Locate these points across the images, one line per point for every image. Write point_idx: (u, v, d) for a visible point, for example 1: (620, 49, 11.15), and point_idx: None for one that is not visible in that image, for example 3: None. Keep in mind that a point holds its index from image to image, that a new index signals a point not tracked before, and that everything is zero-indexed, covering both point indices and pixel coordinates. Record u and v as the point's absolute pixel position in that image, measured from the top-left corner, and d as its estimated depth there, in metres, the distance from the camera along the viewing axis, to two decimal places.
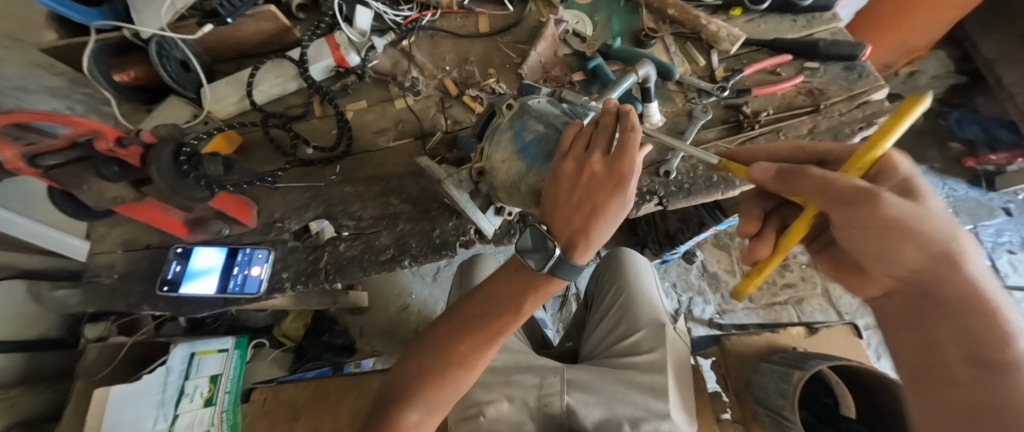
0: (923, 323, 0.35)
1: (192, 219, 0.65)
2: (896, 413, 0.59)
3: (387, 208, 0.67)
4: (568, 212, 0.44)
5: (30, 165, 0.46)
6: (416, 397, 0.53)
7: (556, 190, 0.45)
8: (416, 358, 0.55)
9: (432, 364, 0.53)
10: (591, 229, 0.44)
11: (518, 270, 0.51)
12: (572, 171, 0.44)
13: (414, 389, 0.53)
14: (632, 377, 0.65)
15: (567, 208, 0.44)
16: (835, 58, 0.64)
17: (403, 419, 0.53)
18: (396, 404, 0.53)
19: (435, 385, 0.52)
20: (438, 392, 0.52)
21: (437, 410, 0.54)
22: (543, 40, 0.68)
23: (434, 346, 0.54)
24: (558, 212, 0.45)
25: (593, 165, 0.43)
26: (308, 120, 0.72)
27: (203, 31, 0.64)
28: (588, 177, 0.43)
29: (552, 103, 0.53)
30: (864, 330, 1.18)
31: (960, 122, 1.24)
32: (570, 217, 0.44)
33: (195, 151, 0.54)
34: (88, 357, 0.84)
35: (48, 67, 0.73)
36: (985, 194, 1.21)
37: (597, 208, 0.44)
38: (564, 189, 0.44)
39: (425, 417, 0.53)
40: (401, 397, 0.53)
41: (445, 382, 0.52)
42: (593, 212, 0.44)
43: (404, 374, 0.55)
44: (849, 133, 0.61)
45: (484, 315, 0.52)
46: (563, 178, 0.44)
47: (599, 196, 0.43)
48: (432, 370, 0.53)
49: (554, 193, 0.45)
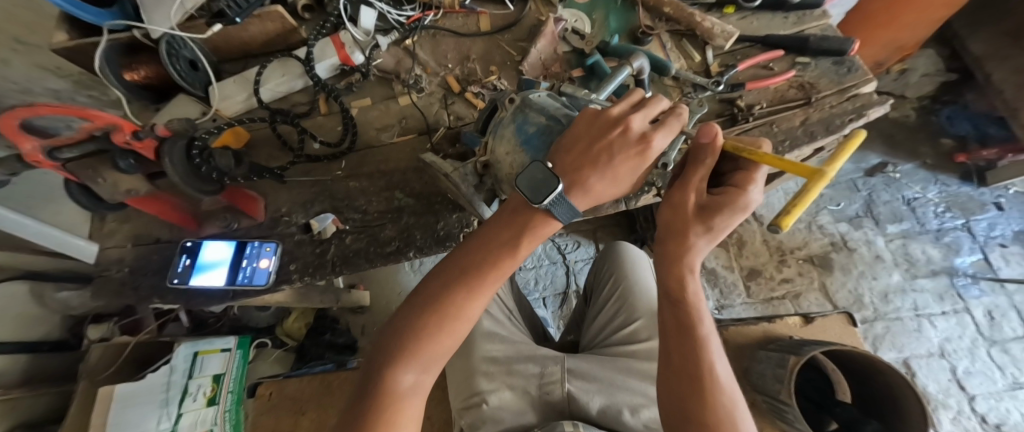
0: (672, 342, 0.45)
1: (201, 212, 0.69)
2: (890, 396, 0.63)
3: (392, 202, 0.69)
4: (582, 159, 0.44)
5: (48, 157, 0.47)
6: (411, 353, 0.44)
7: (579, 135, 0.45)
8: (404, 317, 0.46)
9: (426, 320, 0.45)
10: (592, 180, 0.43)
11: (514, 208, 0.47)
12: (607, 122, 0.44)
13: (403, 347, 0.44)
14: (631, 364, 0.68)
15: (582, 153, 0.44)
16: (825, 52, 0.67)
17: (395, 383, 0.44)
18: (386, 367, 0.44)
19: (429, 339, 0.45)
20: (435, 347, 0.45)
21: (432, 367, 0.46)
22: (543, 37, 0.70)
23: (424, 299, 0.46)
24: (572, 154, 0.44)
25: (631, 123, 0.43)
26: (314, 118, 0.74)
27: (212, 31, 0.67)
28: (620, 132, 0.43)
29: (552, 97, 0.55)
30: (861, 323, 1.20)
31: (952, 118, 1.35)
32: (576, 162, 0.44)
33: (206, 145, 0.57)
34: (91, 358, 0.84)
35: (55, 69, 0.75)
36: (977, 188, 1.30)
37: (610, 163, 0.43)
38: (590, 135, 0.45)
39: (421, 378, 0.45)
40: (388, 357, 0.45)
41: (442, 335, 0.45)
42: (606, 166, 0.43)
43: (391, 330, 0.46)
44: (840, 125, 0.62)
45: (477, 263, 0.46)
46: (597, 127, 0.45)
47: (621, 152, 0.43)
48: (425, 326, 0.45)
49: (575, 135, 0.45)
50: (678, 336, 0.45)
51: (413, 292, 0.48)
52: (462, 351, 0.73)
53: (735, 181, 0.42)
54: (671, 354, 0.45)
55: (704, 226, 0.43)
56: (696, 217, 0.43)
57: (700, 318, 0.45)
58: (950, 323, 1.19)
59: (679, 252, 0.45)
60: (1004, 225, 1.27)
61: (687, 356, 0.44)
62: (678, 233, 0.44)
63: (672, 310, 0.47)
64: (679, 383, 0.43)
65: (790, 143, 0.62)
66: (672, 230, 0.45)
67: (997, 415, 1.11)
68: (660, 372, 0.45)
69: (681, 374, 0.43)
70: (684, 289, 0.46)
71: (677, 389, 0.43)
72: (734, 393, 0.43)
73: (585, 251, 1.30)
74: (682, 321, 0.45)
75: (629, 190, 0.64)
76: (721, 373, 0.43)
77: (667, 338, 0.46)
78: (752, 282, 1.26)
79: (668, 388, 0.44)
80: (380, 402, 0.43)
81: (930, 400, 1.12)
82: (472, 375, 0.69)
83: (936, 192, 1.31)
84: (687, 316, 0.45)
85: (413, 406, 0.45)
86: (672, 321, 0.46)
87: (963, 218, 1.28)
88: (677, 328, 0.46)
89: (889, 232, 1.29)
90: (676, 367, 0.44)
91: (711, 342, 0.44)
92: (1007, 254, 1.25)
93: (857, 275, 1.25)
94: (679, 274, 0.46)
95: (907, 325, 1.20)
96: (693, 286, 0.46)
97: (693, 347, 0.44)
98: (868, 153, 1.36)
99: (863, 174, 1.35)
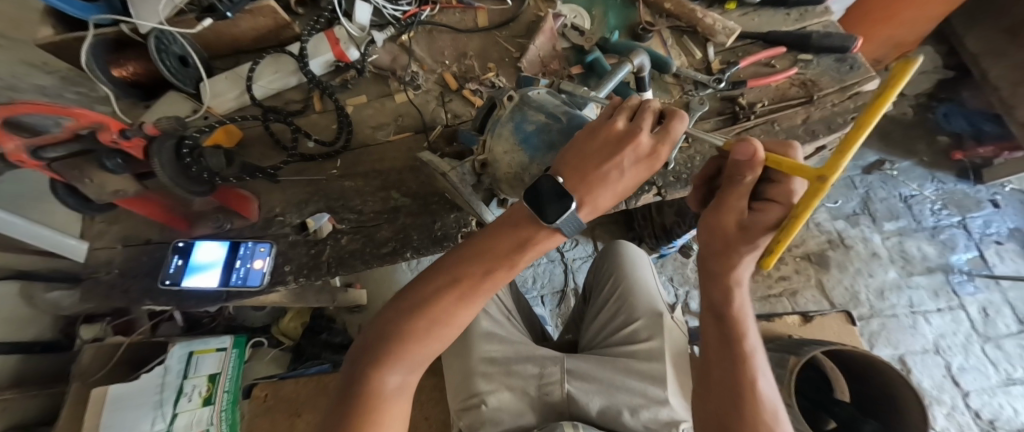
0: (717, 355, 0.46)
1: (193, 213, 0.68)
2: (889, 396, 0.63)
3: (388, 202, 0.68)
4: (592, 175, 0.41)
5: (32, 157, 0.46)
6: (398, 356, 0.43)
7: (585, 149, 0.42)
8: (394, 320, 0.45)
9: (416, 325, 0.44)
10: (601, 196, 0.42)
11: (516, 220, 0.44)
12: (613, 136, 0.42)
13: (392, 350, 0.43)
14: (631, 365, 0.67)
15: (591, 170, 0.41)
16: (827, 50, 0.66)
17: (380, 385, 0.43)
18: (372, 368, 0.43)
19: (417, 344, 0.44)
20: (422, 351, 0.44)
21: (418, 369, 0.45)
22: (541, 34, 0.69)
23: (415, 303, 0.44)
24: (580, 170, 0.42)
25: (640, 138, 0.41)
26: (308, 115, 0.72)
27: (203, 26, 0.65)
28: (630, 148, 0.41)
29: (551, 94, 0.53)
30: (858, 320, 1.20)
31: (948, 116, 1.34)
32: (587, 179, 0.41)
33: (196, 143, 0.56)
34: (82, 360, 0.82)
35: (42, 65, 0.73)
36: (973, 186, 1.31)
37: (619, 179, 0.42)
38: (599, 150, 0.42)
39: (408, 379, 0.44)
40: (376, 358, 0.43)
41: (430, 339, 0.44)
42: (615, 182, 0.42)
43: (380, 332, 0.45)
44: (841, 123, 0.62)
45: (473, 272, 0.44)
46: (604, 141, 0.42)
47: (630, 169, 0.41)
48: (414, 331, 0.44)
49: (582, 150, 0.42)
50: (723, 352, 0.46)
51: (402, 294, 0.46)
52: (461, 351, 0.72)
53: (771, 193, 0.38)
54: (717, 367, 0.46)
55: (746, 243, 0.41)
56: (740, 233, 0.41)
57: (745, 333, 0.46)
58: (945, 320, 1.20)
59: (724, 270, 0.44)
60: (999, 223, 1.28)
61: (730, 372, 0.45)
62: (723, 253, 0.43)
63: (717, 326, 0.47)
64: (725, 397, 0.44)
65: (791, 142, 0.62)
66: (715, 250, 0.44)
67: (990, 411, 1.12)
68: (703, 381, 0.47)
69: (729, 390, 0.44)
70: (728, 305, 0.46)
71: (723, 402, 0.44)
72: (776, 407, 0.44)
73: (583, 248, 1.29)
74: (727, 334, 0.46)
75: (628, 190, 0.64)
76: (766, 391, 0.44)
77: (712, 351, 0.47)
78: (748, 280, 1.26)
79: (711, 402, 0.45)
80: (363, 405, 0.42)
81: (925, 396, 1.13)
82: (471, 376, 0.68)
83: (932, 189, 1.31)
84: (732, 332, 0.46)
85: (397, 408, 0.44)
86: (715, 334, 0.47)
87: (959, 216, 1.29)
88: (722, 344, 0.46)
89: (885, 230, 1.29)
90: (724, 382, 0.45)
91: (756, 359, 0.45)
92: (1002, 251, 1.25)
93: (854, 272, 1.25)
94: (724, 290, 0.45)
95: (902, 322, 1.20)
96: (739, 302, 0.46)
97: (739, 364, 0.45)
98: (865, 151, 1.36)
99: (861, 171, 1.35)
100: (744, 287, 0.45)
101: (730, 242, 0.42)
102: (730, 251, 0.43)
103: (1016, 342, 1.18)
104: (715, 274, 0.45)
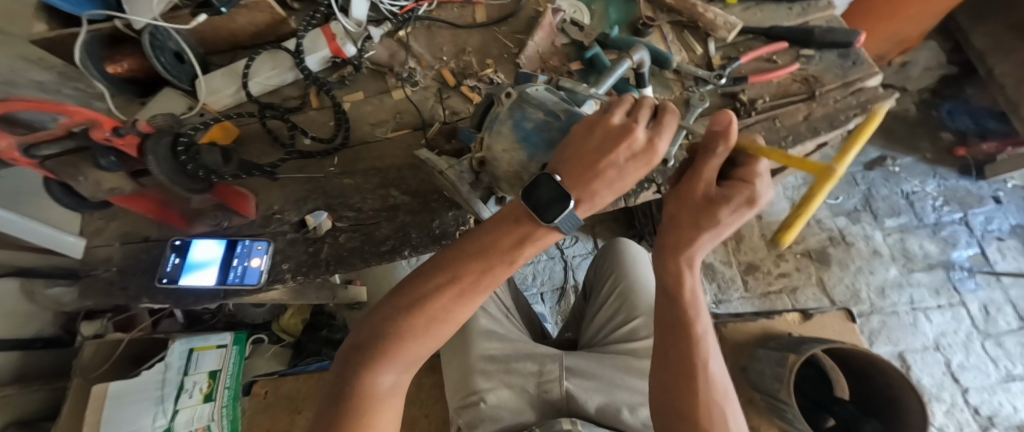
0: (665, 338, 0.46)
1: (191, 211, 0.68)
2: (889, 395, 0.63)
3: (387, 199, 0.68)
4: (589, 173, 0.41)
5: (25, 155, 0.45)
6: (394, 356, 0.43)
7: (583, 145, 0.41)
8: (389, 317, 0.44)
9: (414, 323, 0.43)
10: (599, 193, 0.42)
11: (516, 216, 0.44)
12: (608, 133, 0.41)
13: (387, 349, 0.43)
14: (631, 362, 0.67)
15: (587, 167, 0.41)
16: (830, 45, 0.65)
17: (374, 385, 0.42)
18: (365, 369, 0.42)
19: (412, 341, 0.43)
20: (417, 349, 0.44)
21: (412, 367, 0.45)
22: (540, 29, 0.68)
23: (410, 300, 0.44)
24: (576, 167, 0.41)
25: (637, 135, 0.40)
26: (305, 112, 0.71)
27: (197, 22, 0.64)
28: (626, 145, 0.40)
29: (550, 91, 0.53)
30: (858, 318, 1.20)
31: (952, 113, 1.34)
32: (585, 175, 0.41)
33: (192, 141, 0.55)
34: (83, 356, 0.80)
35: (38, 61, 0.73)
36: (976, 183, 1.30)
37: (617, 177, 0.41)
38: (596, 146, 0.41)
39: (401, 378, 0.44)
40: (370, 358, 0.43)
41: (426, 337, 0.44)
42: (613, 179, 0.41)
43: (373, 329, 0.44)
44: (844, 120, 0.61)
45: (466, 267, 0.44)
46: (601, 137, 0.41)
47: (628, 166, 0.41)
48: (409, 329, 0.43)
49: (579, 146, 0.41)
50: (671, 333, 0.45)
51: (398, 290, 0.46)
52: (461, 349, 0.71)
53: (740, 173, 0.41)
54: (664, 348, 0.45)
55: (710, 217, 0.41)
56: (709, 206, 0.41)
57: (695, 315, 0.46)
58: (945, 317, 1.20)
59: (680, 245, 0.44)
60: (1001, 220, 1.27)
61: (679, 352, 0.44)
62: (683, 226, 0.44)
63: (670, 308, 0.46)
64: (675, 380, 0.43)
65: (793, 139, 0.61)
66: (676, 222, 0.44)
67: (990, 407, 1.12)
68: (655, 364, 0.46)
69: (678, 372, 0.43)
70: (681, 286, 0.45)
71: (671, 384, 0.43)
72: (724, 389, 0.43)
73: (583, 246, 1.29)
74: (677, 315, 0.46)
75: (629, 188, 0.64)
76: (715, 370, 0.44)
77: (662, 335, 0.46)
78: (749, 277, 1.26)
79: (660, 384, 0.44)
80: (360, 405, 0.42)
81: (924, 393, 1.13)
82: (470, 374, 0.68)
83: (934, 186, 1.30)
84: (686, 315, 0.45)
85: (391, 406, 0.44)
86: (665, 315, 0.47)
87: (961, 213, 1.28)
88: (670, 327, 0.46)
89: (887, 226, 1.28)
90: (674, 364, 0.44)
91: (706, 341, 0.45)
92: (1004, 248, 1.25)
93: (855, 270, 1.25)
94: (678, 270, 0.45)
95: (903, 319, 1.20)
96: (692, 283, 0.46)
97: (689, 345, 0.44)
98: (867, 147, 1.35)
99: (862, 168, 1.34)
100: (695, 268, 0.46)
101: (693, 215, 0.43)
102: (697, 224, 0.42)
103: (1017, 339, 1.17)
104: (672, 248, 0.45)
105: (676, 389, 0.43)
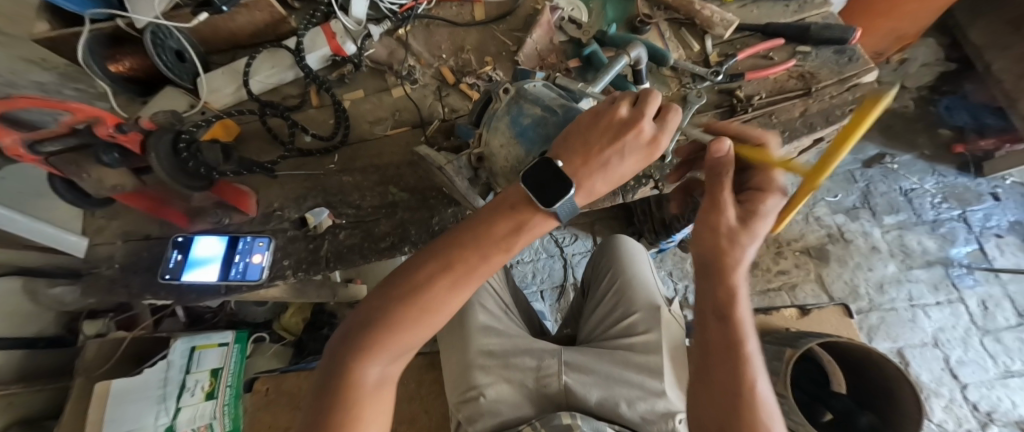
0: (708, 359, 0.42)
1: (192, 208, 0.68)
2: (883, 387, 0.64)
3: (386, 196, 0.68)
4: (592, 158, 0.41)
5: (29, 152, 0.46)
6: (383, 345, 0.43)
7: (587, 134, 0.42)
8: (380, 305, 0.45)
9: (405, 312, 0.44)
10: (598, 181, 0.42)
11: (510, 205, 0.44)
12: (614, 124, 0.42)
13: (375, 337, 0.43)
14: (628, 357, 0.67)
15: (589, 153, 0.41)
16: (826, 42, 0.66)
17: (363, 375, 0.43)
18: (354, 359, 0.43)
19: (403, 331, 0.44)
20: (408, 339, 0.44)
21: (401, 358, 0.45)
22: (538, 27, 0.69)
23: (403, 290, 0.44)
24: (577, 154, 0.42)
25: (642, 126, 0.41)
26: (305, 110, 0.72)
27: (197, 20, 0.64)
28: (631, 135, 0.41)
29: (547, 87, 0.53)
30: (856, 314, 1.20)
31: (950, 109, 1.34)
32: (587, 160, 0.41)
33: (193, 138, 0.56)
34: (87, 354, 0.82)
35: (39, 61, 0.73)
36: (974, 179, 1.30)
37: (619, 165, 0.42)
38: (599, 135, 0.42)
39: (389, 369, 0.44)
40: (360, 348, 0.43)
41: (417, 327, 0.44)
42: (614, 167, 0.42)
43: (364, 320, 0.45)
44: (839, 116, 0.62)
45: (456, 256, 0.44)
46: (605, 128, 0.42)
47: (630, 156, 0.42)
48: (401, 319, 0.43)
49: (583, 135, 0.42)
50: (715, 352, 0.42)
51: (389, 280, 0.46)
52: (460, 345, 0.72)
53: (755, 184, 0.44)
54: (705, 368, 0.42)
55: (744, 234, 0.42)
56: (739, 223, 0.42)
57: (745, 333, 0.42)
58: (944, 313, 1.20)
59: (716, 262, 0.43)
60: (1000, 216, 1.28)
61: (723, 371, 0.41)
62: (719, 249, 0.43)
63: (716, 327, 0.43)
64: (721, 401, 0.39)
65: (789, 134, 0.62)
66: (712, 244, 0.43)
67: (988, 403, 1.12)
68: (696, 386, 0.42)
69: (722, 393, 0.39)
70: (733, 304, 0.42)
71: (716, 405, 0.39)
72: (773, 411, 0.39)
73: (583, 244, 1.30)
74: (720, 333, 0.42)
75: (626, 184, 0.65)
76: (764, 391, 0.39)
77: (706, 357, 0.42)
78: (748, 274, 1.26)
79: (705, 406, 0.40)
80: (350, 392, 0.42)
81: (923, 389, 1.13)
82: (469, 369, 0.68)
83: (932, 182, 1.31)
84: (734, 334, 0.41)
85: (381, 397, 0.44)
86: (708, 336, 0.43)
87: (960, 209, 1.28)
88: (714, 347, 0.42)
89: (885, 223, 1.29)
90: (717, 384, 0.40)
91: (755, 359, 0.41)
92: (1002, 245, 1.25)
93: (853, 266, 1.25)
94: (729, 285, 0.43)
95: (902, 315, 1.20)
96: (741, 299, 0.43)
97: (735, 361, 0.40)
98: (866, 144, 1.35)
99: (861, 165, 1.34)
100: (741, 284, 0.43)
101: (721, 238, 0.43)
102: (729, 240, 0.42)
103: (1015, 335, 1.18)
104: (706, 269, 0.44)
105: (726, 410, 0.39)
